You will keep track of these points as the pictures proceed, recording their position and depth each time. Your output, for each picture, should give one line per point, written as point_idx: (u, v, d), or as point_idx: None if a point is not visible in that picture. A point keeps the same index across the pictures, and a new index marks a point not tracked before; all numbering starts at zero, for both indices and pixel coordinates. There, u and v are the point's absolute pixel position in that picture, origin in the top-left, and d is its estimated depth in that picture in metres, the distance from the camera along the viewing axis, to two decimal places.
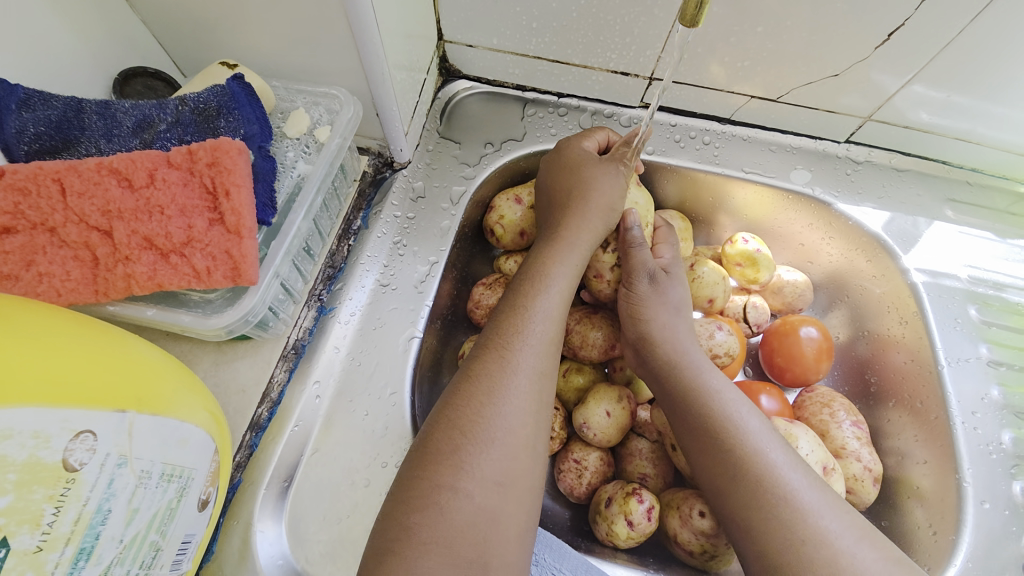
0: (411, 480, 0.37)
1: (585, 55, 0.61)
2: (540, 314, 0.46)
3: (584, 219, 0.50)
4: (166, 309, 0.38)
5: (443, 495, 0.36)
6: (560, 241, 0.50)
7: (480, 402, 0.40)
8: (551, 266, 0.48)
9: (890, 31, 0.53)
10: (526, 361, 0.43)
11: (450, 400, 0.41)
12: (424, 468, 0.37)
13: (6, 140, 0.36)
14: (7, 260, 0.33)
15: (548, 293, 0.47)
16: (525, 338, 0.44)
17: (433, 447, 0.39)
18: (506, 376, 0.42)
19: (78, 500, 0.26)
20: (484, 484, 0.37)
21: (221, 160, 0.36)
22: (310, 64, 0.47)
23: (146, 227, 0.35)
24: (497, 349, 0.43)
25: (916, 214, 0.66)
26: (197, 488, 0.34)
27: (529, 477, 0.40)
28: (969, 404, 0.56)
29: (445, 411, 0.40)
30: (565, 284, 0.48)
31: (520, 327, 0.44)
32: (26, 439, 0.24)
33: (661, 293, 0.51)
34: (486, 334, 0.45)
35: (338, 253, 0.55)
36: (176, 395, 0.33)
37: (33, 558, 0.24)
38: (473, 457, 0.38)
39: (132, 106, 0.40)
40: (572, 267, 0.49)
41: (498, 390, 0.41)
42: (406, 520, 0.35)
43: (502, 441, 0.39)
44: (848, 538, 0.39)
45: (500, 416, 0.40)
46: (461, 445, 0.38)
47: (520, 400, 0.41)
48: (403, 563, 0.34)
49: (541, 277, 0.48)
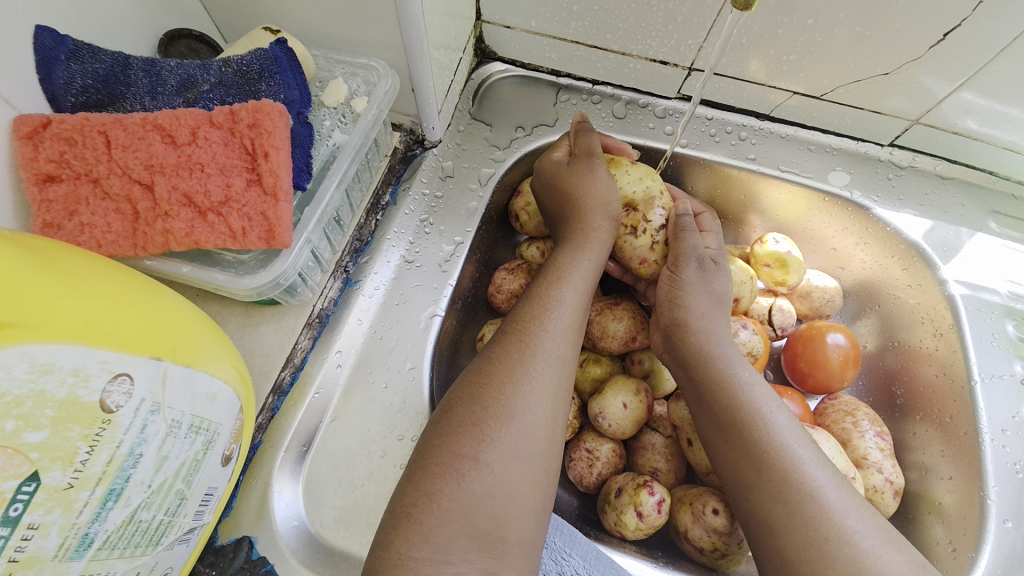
0: (435, 449, 0.37)
1: (624, 42, 0.60)
2: (562, 305, 0.45)
3: (595, 223, 0.49)
4: (200, 267, 0.39)
5: (467, 466, 0.36)
6: (577, 240, 0.49)
7: (511, 385, 0.40)
8: (566, 267, 0.47)
9: (947, 32, 0.51)
10: (548, 346, 0.42)
11: (473, 377, 0.41)
12: (452, 439, 0.38)
13: (55, 91, 0.37)
14: (52, 209, 0.34)
15: (573, 284, 0.46)
16: (544, 324, 0.43)
17: (453, 421, 0.39)
18: (539, 359, 0.41)
19: (111, 441, 0.27)
20: (502, 456, 0.37)
21: (261, 122, 0.37)
22: (350, 34, 0.47)
23: (187, 183, 0.36)
24: (517, 333, 0.43)
25: (958, 224, 0.63)
26: (221, 444, 0.35)
27: (545, 457, 0.39)
28: (999, 421, 0.54)
29: (466, 386, 0.41)
30: (584, 277, 0.47)
31: (541, 313, 0.44)
32: (66, 376, 0.25)
33: (707, 279, 0.50)
34: (508, 319, 0.45)
35: (365, 227, 0.55)
36: (206, 350, 0.34)
37: (62, 495, 0.25)
38: (493, 431, 0.38)
39: (176, 65, 0.40)
40: (591, 264, 0.48)
41: (527, 372, 0.41)
42: (430, 487, 0.36)
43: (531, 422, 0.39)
44: (873, 540, 0.38)
45: (523, 398, 0.39)
46: (483, 419, 0.38)
47: (542, 381, 0.41)
48: (422, 528, 0.34)
49: (559, 270, 0.47)
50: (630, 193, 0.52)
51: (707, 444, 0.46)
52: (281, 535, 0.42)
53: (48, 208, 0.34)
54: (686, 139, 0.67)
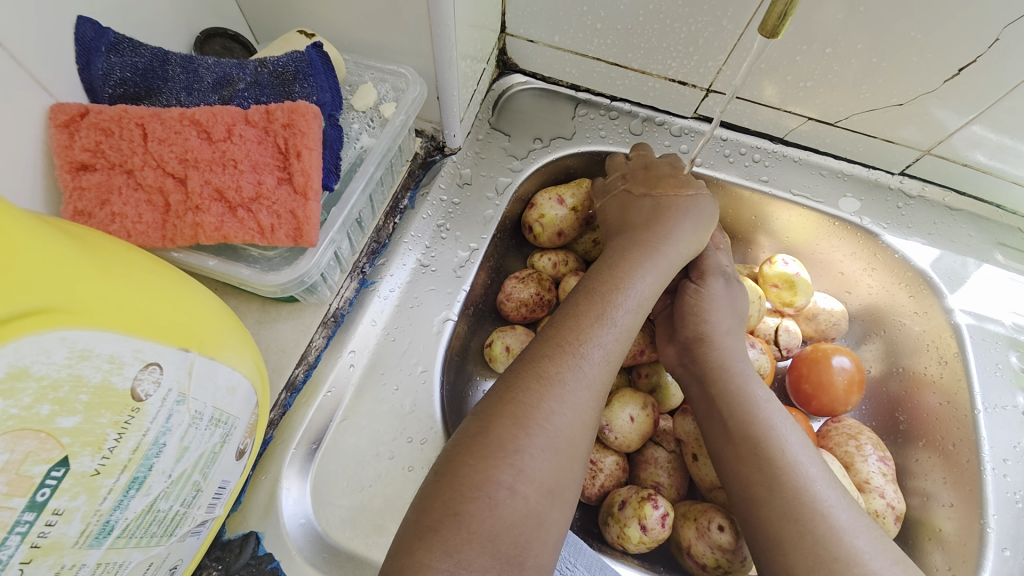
0: (469, 469, 0.36)
1: (645, 61, 0.62)
2: (614, 323, 0.45)
3: (665, 241, 0.50)
4: (226, 261, 0.39)
5: (476, 473, 0.36)
6: (646, 252, 0.49)
7: (546, 394, 0.40)
8: (630, 275, 0.47)
9: (960, 67, 0.52)
10: (591, 368, 0.42)
11: (513, 386, 0.40)
12: (462, 454, 0.37)
13: (93, 82, 0.38)
14: (84, 197, 0.35)
15: (630, 296, 0.46)
16: (599, 342, 0.43)
17: (492, 436, 0.38)
18: (582, 384, 0.41)
19: (139, 429, 0.27)
20: (538, 488, 0.37)
21: (296, 122, 0.37)
22: (382, 40, 0.48)
23: (219, 178, 0.36)
24: (567, 345, 0.43)
25: (965, 255, 0.64)
26: (238, 437, 0.35)
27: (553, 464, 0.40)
28: (1000, 450, 0.54)
29: (506, 404, 0.39)
30: (642, 294, 0.47)
31: (596, 331, 0.44)
32: (102, 362, 0.25)
33: (731, 294, 0.53)
34: (551, 330, 0.44)
35: (383, 229, 0.56)
36: (228, 342, 0.34)
37: (88, 481, 0.25)
38: (503, 437, 0.38)
39: (213, 63, 0.41)
40: (651, 281, 0.48)
41: (559, 379, 0.41)
42: (458, 508, 0.35)
43: (560, 437, 0.39)
44: (881, 561, 0.39)
45: (557, 409, 0.40)
46: (507, 431, 0.38)
47: (582, 403, 0.41)
48: (447, 543, 0.33)
49: (620, 279, 0.47)
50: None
51: (718, 457, 0.46)
52: (288, 532, 0.42)
53: (80, 195, 0.35)
54: (701, 158, 0.69)
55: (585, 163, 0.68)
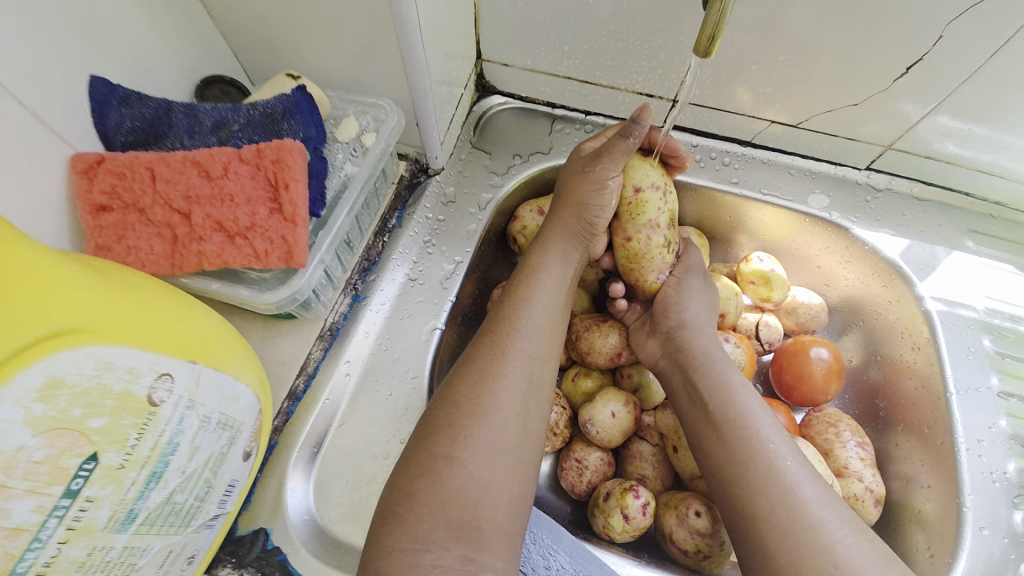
0: (417, 453, 0.42)
1: (613, 77, 0.66)
2: (533, 306, 0.50)
3: (566, 219, 0.53)
4: (227, 284, 0.44)
5: (443, 465, 0.40)
6: (549, 242, 0.54)
7: (482, 384, 0.44)
8: (543, 267, 0.52)
9: (910, 64, 0.55)
10: (520, 347, 0.47)
11: (452, 381, 0.45)
12: (429, 443, 0.42)
13: (107, 132, 0.43)
14: (103, 234, 0.40)
15: (543, 283, 0.51)
16: (518, 328, 0.48)
17: (432, 422, 0.43)
18: (511, 361, 0.46)
19: (155, 431, 0.31)
20: (480, 456, 0.41)
21: (284, 158, 0.42)
22: (363, 77, 0.53)
23: (218, 211, 0.41)
24: (491, 338, 0.48)
25: (935, 243, 0.67)
26: (243, 441, 0.39)
27: (519, 453, 0.43)
28: (974, 432, 0.56)
29: (445, 401, 0.44)
30: (557, 276, 0.52)
31: (515, 317, 0.49)
32: (123, 373, 0.30)
33: (708, 287, 0.57)
34: (486, 326, 0.49)
35: (373, 248, 0.60)
36: (232, 355, 0.38)
37: (115, 474, 0.29)
38: (467, 429, 0.42)
39: (212, 108, 0.46)
40: (561, 264, 0.53)
41: (501, 374, 0.45)
42: (410, 487, 0.40)
43: (509, 423, 0.43)
44: (846, 530, 0.41)
45: (494, 396, 0.44)
46: (457, 420, 0.42)
47: (513, 381, 0.45)
48: (406, 523, 0.38)
49: (534, 272, 0.52)
50: (671, 207, 0.53)
51: (697, 439, 0.49)
52: (294, 526, 0.46)
53: (99, 233, 0.40)
54: None
55: None
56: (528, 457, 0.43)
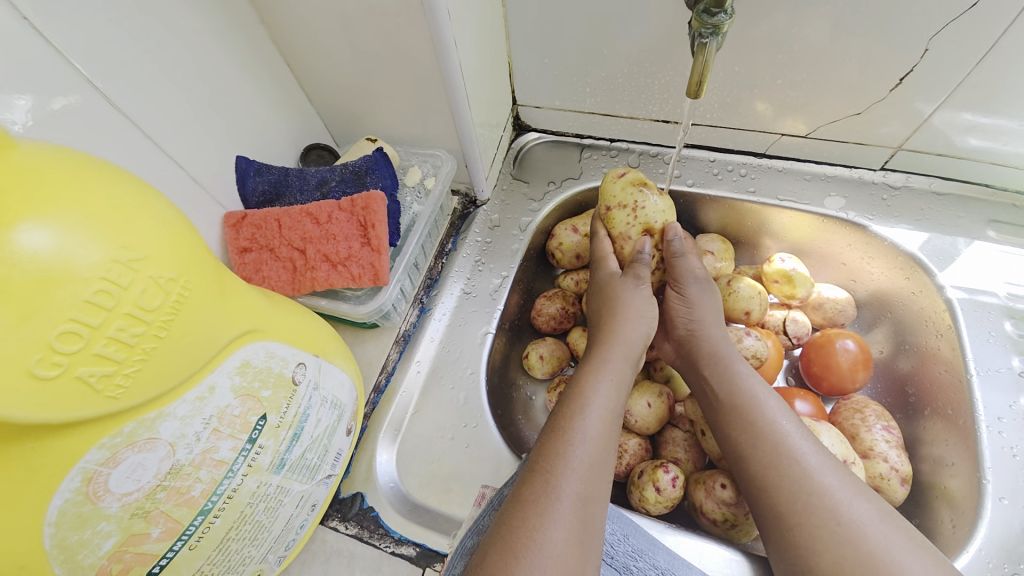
0: (504, 534, 0.43)
1: (631, 109, 0.76)
2: (602, 376, 0.54)
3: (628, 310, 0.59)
4: (332, 301, 0.58)
5: (530, 545, 0.42)
6: (618, 311, 0.59)
7: (560, 456, 0.47)
8: (612, 335, 0.58)
9: (901, 76, 0.61)
10: (590, 418, 0.50)
11: (535, 461, 0.48)
12: (514, 524, 0.44)
13: (246, 195, 0.58)
14: (246, 268, 0.54)
15: (615, 356, 0.56)
16: (591, 397, 0.52)
17: (520, 502, 0.45)
18: (584, 434, 0.49)
19: (298, 403, 0.43)
20: (563, 544, 0.43)
21: (370, 205, 0.56)
22: (423, 134, 0.67)
23: (325, 247, 0.55)
24: (565, 411, 0.51)
25: (955, 235, 0.70)
26: (346, 420, 0.51)
27: (593, 528, 0.46)
28: (995, 410, 0.59)
29: (535, 462, 0.48)
30: (626, 349, 0.57)
31: (587, 386, 0.53)
32: (280, 360, 0.41)
33: (705, 296, 0.62)
34: (556, 407, 0.53)
35: (434, 268, 0.73)
36: (337, 353, 0.50)
37: (275, 430, 0.41)
38: (549, 506, 0.44)
39: (315, 170, 0.61)
40: (631, 347, 0.57)
41: (573, 444, 0.48)
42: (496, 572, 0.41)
43: (583, 499, 0.46)
44: (846, 492, 0.48)
45: (571, 468, 0.47)
46: (542, 501, 0.45)
47: (586, 451, 0.48)
48: None
49: (605, 341, 0.58)
50: (645, 217, 0.63)
51: (723, 434, 0.55)
52: (383, 491, 0.57)
53: (244, 267, 0.55)
54: (692, 179, 0.80)
55: (594, 196, 0.82)
56: (596, 539, 0.46)
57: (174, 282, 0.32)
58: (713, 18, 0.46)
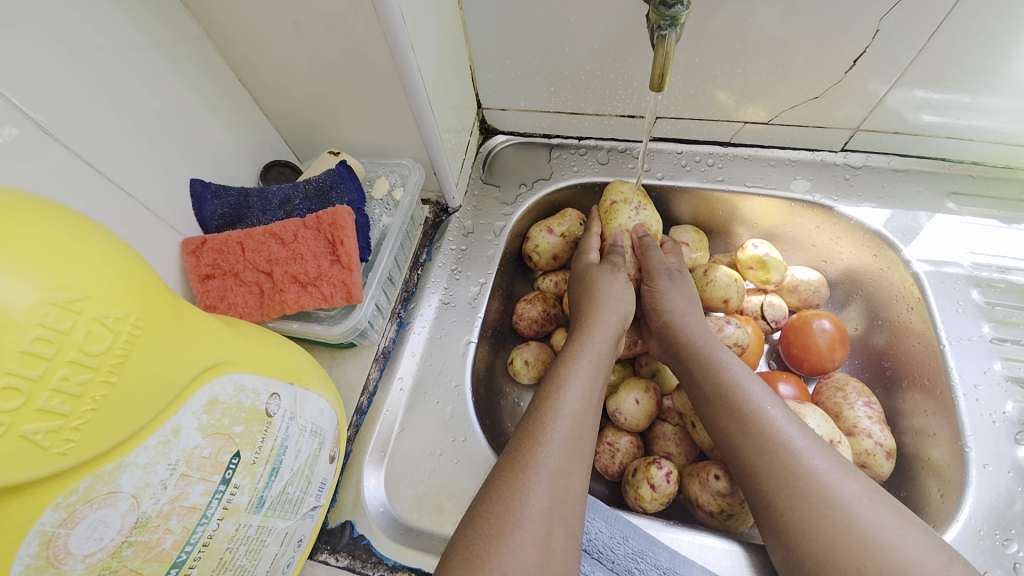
0: (484, 517, 0.43)
1: (597, 106, 0.75)
2: (579, 371, 0.54)
3: (603, 300, 0.60)
4: (304, 323, 0.55)
5: (510, 528, 0.42)
6: (590, 305, 0.60)
7: (536, 447, 0.47)
8: (589, 331, 0.58)
9: (856, 58, 0.62)
10: (566, 408, 0.51)
11: (514, 448, 0.49)
12: (494, 508, 0.44)
13: (205, 220, 0.56)
14: (209, 296, 0.52)
15: (591, 343, 0.57)
16: (568, 388, 0.52)
17: (497, 486, 0.46)
18: (558, 424, 0.49)
19: (274, 435, 0.40)
20: (538, 528, 0.43)
21: (338, 221, 0.53)
22: (388, 144, 0.65)
23: (293, 268, 0.52)
24: (542, 402, 0.52)
25: (917, 209, 0.72)
26: (328, 446, 0.49)
27: (572, 511, 0.46)
28: (971, 379, 0.61)
29: (513, 447, 0.49)
30: (602, 341, 0.58)
31: (564, 377, 0.54)
32: (251, 393, 0.38)
33: (677, 286, 0.63)
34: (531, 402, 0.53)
35: (410, 280, 0.71)
36: (313, 377, 0.48)
37: (249, 467, 0.38)
38: (526, 491, 0.44)
39: (277, 189, 0.58)
40: (608, 338, 0.58)
41: (547, 433, 0.48)
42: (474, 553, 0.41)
43: (559, 488, 0.46)
44: (835, 473, 0.48)
45: (546, 458, 0.47)
46: (522, 485, 0.45)
47: (560, 444, 0.48)
48: None
49: (582, 333, 0.58)
50: (644, 219, 0.67)
51: (712, 422, 0.55)
52: (373, 517, 0.55)
53: (207, 295, 0.52)
54: (662, 173, 0.80)
55: (566, 196, 0.81)
56: (576, 527, 0.46)
57: (123, 321, 0.29)
58: (670, 9, 0.46)
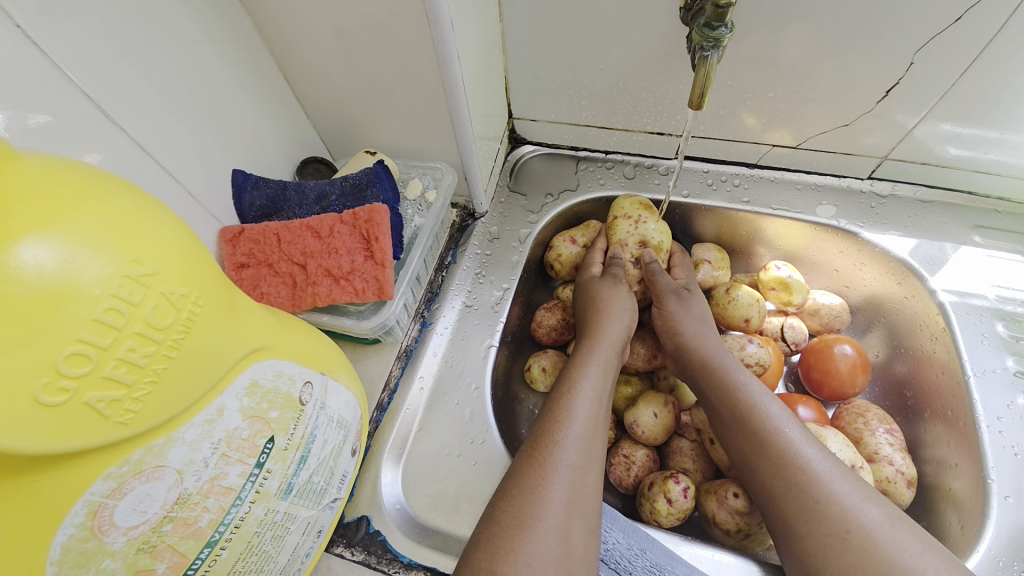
0: (506, 510, 0.43)
1: (627, 121, 0.77)
2: (591, 372, 0.54)
3: (609, 310, 0.61)
4: (334, 317, 0.56)
5: (530, 523, 0.42)
6: (599, 312, 0.61)
7: (553, 445, 0.47)
8: (600, 334, 0.58)
9: (888, 88, 0.63)
10: (579, 406, 0.51)
11: (530, 444, 0.49)
12: (514, 502, 0.44)
13: (242, 210, 0.57)
14: (242, 284, 0.52)
15: (604, 346, 0.57)
16: (580, 389, 0.52)
17: (516, 481, 0.46)
18: (574, 422, 0.49)
19: (305, 423, 0.41)
20: (558, 528, 0.43)
21: (374, 218, 0.55)
22: (422, 147, 0.67)
23: (327, 262, 0.53)
24: (557, 400, 0.52)
25: (943, 240, 0.72)
26: (351, 440, 0.49)
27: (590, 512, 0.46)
28: (995, 411, 0.60)
29: (529, 443, 0.49)
30: (611, 346, 0.58)
31: (576, 378, 0.54)
32: (287, 380, 0.39)
33: (687, 307, 0.64)
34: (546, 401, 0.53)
35: (435, 282, 0.72)
36: (341, 370, 0.49)
37: (282, 453, 0.38)
38: (546, 486, 0.44)
39: (314, 184, 0.60)
40: (616, 344, 0.58)
41: (564, 430, 0.49)
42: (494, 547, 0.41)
43: (577, 488, 0.46)
44: (855, 497, 0.48)
45: (562, 454, 0.47)
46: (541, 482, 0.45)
47: (575, 441, 0.48)
48: None
49: (594, 335, 0.59)
50: (643, 233, 0.67)
51: (729, 439, 0.55)
52: (389, 514, 0.55)
53: (241, 284, 0.52)
54: (687, 190, 0.81)
55: (591, 208, 0.82)
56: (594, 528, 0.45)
57: (185, 299, 0.30)
58: (714, 31, 0.47)
